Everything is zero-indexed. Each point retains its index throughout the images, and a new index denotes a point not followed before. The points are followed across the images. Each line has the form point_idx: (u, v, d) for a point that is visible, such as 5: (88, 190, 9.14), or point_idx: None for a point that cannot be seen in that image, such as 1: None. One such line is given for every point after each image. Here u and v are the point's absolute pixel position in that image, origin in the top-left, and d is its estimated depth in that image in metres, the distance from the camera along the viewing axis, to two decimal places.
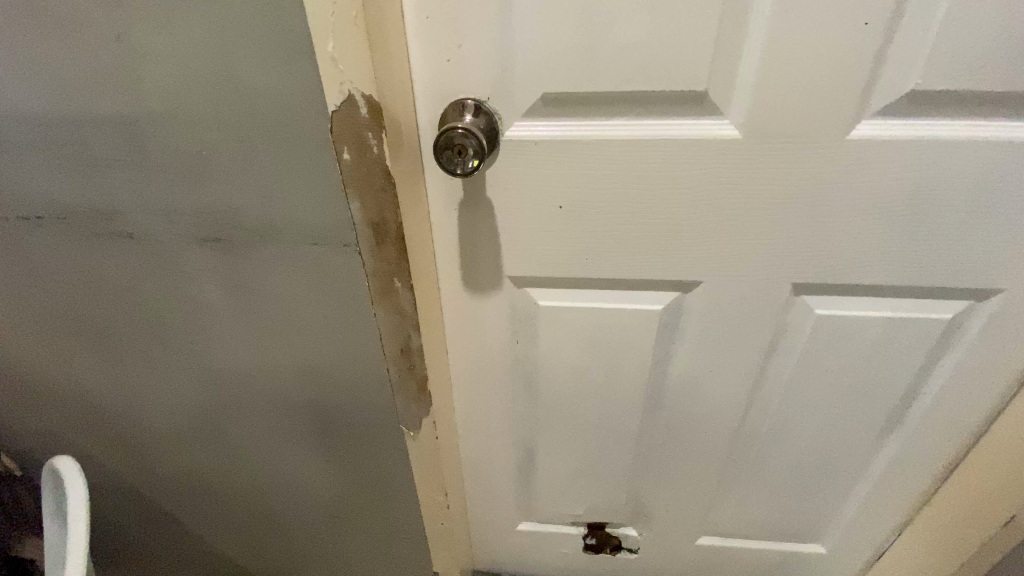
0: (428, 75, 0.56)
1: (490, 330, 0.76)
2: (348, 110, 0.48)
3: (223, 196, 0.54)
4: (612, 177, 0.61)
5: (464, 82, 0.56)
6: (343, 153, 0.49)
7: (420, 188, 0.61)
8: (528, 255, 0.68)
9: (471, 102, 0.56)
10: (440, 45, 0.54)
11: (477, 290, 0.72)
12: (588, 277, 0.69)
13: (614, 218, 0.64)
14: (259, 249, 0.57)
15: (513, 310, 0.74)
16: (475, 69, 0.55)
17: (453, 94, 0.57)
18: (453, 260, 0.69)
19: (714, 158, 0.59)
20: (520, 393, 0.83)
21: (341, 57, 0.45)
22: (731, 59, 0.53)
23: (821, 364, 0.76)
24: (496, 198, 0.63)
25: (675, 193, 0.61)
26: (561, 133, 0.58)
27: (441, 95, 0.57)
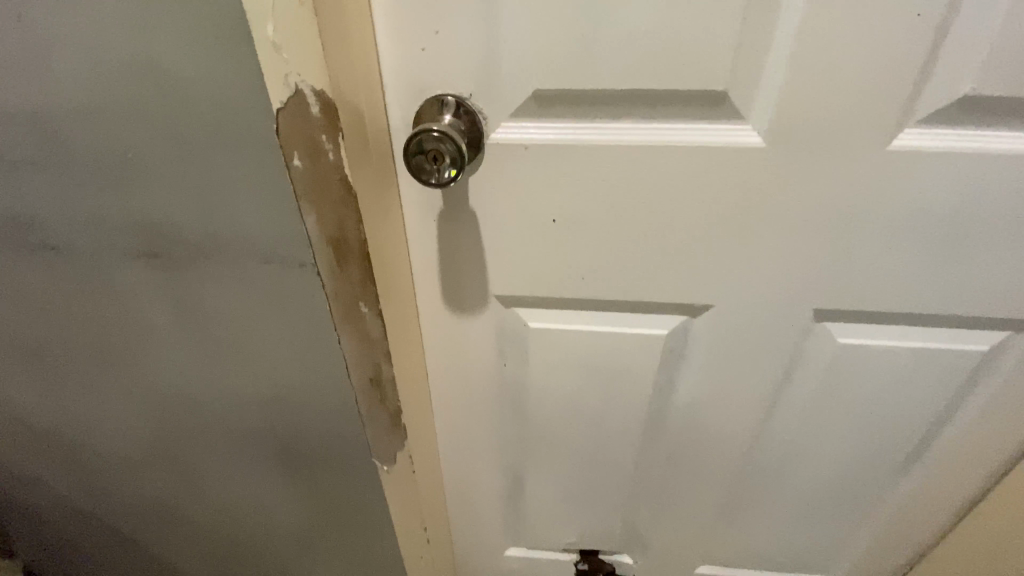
0: (399, 67, 0.48)
1: (475, 353, 0.68)
2: (297, 108, 0.40)
3: (158, 206, 0.46)
4: (613, 188, 0.53)
5: (441, 76, 0.48)
6: (293, 159, 0.41)
7: (392, 197, 0.53)
8: (516, 273, 0.60)
9: (451, 100, 0.48)
10: (414, 33, 0.46)
11: (459, 310, 0.64)
12: (583, 298, 0.62)
13: (615, 234, 0.56)
14: (201, 267, 0.49)
15: (499, 333, 0.66)
16: (456, 61, 0.47)
17: (430, 90, 0.49)
18: (432, 277, 0.61)
19: (731, 169, 0.51)
20: (507, 420, 0.75)
21: (285, 44, 0.37)
22: (754, 55, 0.45)
23: (839, 395, 0.68)
24: (480, 210, 0.55)
25: (684, 208, 0.54)
26: (556, 137, 0.50)
27: (416, 90, 0.49)
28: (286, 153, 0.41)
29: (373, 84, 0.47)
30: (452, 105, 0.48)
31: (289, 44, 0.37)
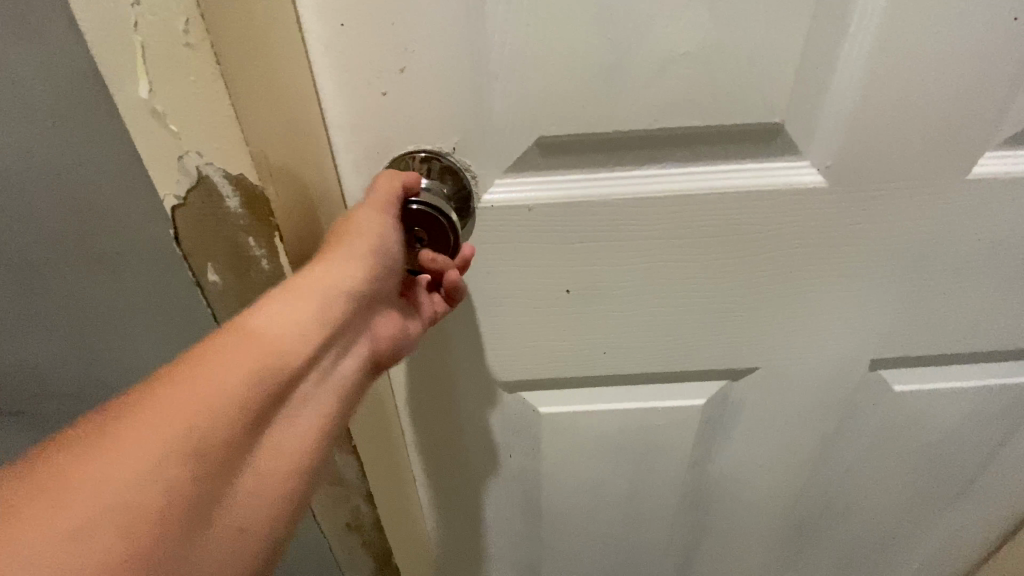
0: (353, 119, 0.35)
1: (474, 450, 0.55)
2: (208, 205, 0.29)
3: (25, 338, 0.37)
4: (642, 247, 0.42)
5: (413, 126, 0.35)
6: (209, 272, 0.32)
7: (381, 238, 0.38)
8: (522, 356, 0.48)
9: (425, 156, 0.36)
10: (373, 72, 0.33)
11: (452, 405, 0.51)
12: (606, 375, 0.50)
13: (643, 299, 0.45)
14: (92, 395, 0.41)
15: (504, 422, 0.54)
16: (431, 105, 0.35)
17: (401, 145, 0.36)
18: (417, 369, 0.48)
19: (784, 214, 0.41)
20: (516, 514, 0.63)
21: (175, 106, 0.26)
22: (818, 76, 0.35)
23: (897, 446, 0.60)
24: (475, 287, 0.43)
25: (727, 263, 0.44)
26: (570, 192, 0.39)
27: (381, 146, 0.36)
28: (199, 259, 0.32)
29: (320, 147, 0.34)
30: (433, 167, 0.37)
31: (173, 102, 0.26)
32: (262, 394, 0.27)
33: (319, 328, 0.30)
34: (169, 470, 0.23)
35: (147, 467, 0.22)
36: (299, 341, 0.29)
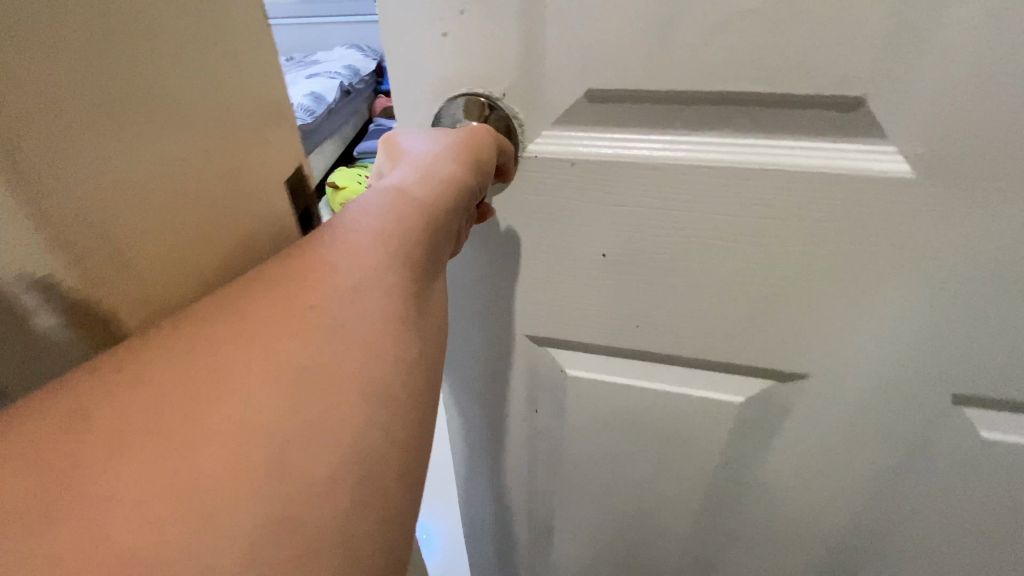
0: (413, 58, 0.37)
1: (503, 398, 0.58)
2: (178, 266, 0.23)
3: None
4: (687, 220, 0.40)
5: (467, 70, 0.37)
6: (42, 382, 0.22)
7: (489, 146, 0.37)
8: (554, 314, 0.49)
9: (479, 99, 0.38)
10: (434, 11, 0.35)
11: (486, 351, 0.54)
12: (638, 349, 0.49)
13: (684, 275, 0.43)
14: None
15: (533, 376, 0.55)
16: (485, 49, 0.36)
17: (455, 86, 0.38)
18: (455, 311, 0.52)
19: (853, 203, 0.37)
20: (537, 471, 0.64)
21: None
22: (917, 47, 0.30)
23: (990, 513, 0.50)
24: (513, 238, 0.44)
25: (781, 252, 0.40)
26: (616, 151, 0.38)
27: (438, 85, 0.38)
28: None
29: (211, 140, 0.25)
30: (482, 106, 0.38)
31: None
32: (412, 235, 0.29)
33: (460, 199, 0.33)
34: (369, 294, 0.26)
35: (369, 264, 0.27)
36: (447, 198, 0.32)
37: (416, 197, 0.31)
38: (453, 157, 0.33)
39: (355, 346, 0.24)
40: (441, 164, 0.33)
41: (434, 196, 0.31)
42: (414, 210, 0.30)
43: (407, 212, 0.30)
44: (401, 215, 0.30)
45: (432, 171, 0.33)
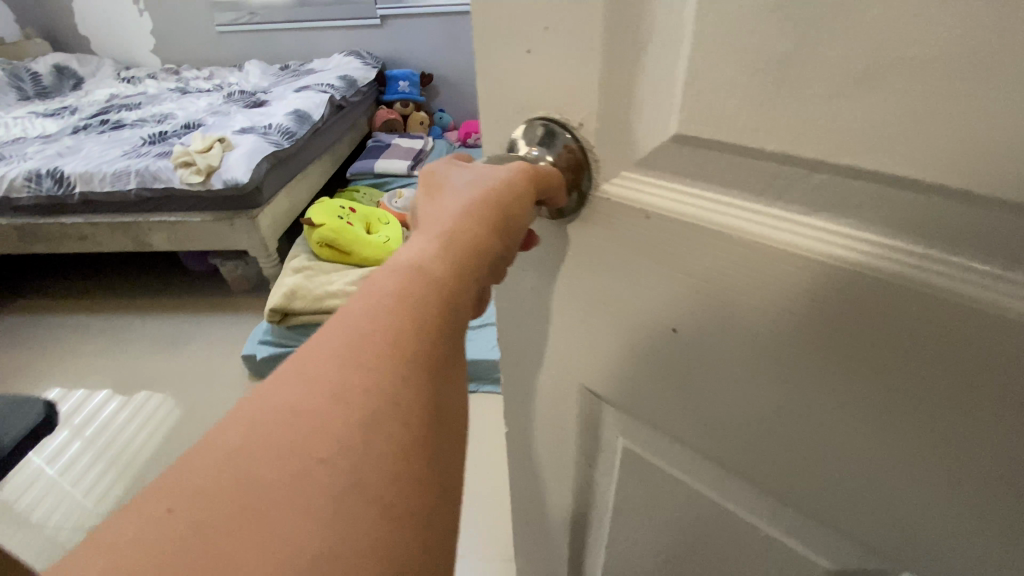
0: (511, 75, 0.39)
1: (558, 422, 0.57)
2: None
3: None
4: (778, 325, 0.34)
5: (555, 93, 0.38)
6: None
7: (520, 201, 0.37)
8: (619, 366, 0.46)
9: (564, 126, 0.38)
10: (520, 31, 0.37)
11: (550, 371, 0.54)
12: (694, 444, 0.44)
13: (766, 386, 0.37)
14: None
15: (589, 414, 0.54)
16: (574, 76, 0.36)
17: (534, 108, 0.39)
18: (526, 324, 0.53)
19: (987, 366, 0.27)
20: (579, 507, 0.63)
21: None
22: None
23: None
24: (587, 272, 0.44)
25: (874, 399, 0.32)
26: (706, 213, 0.34)
27: (518, 103, 0.40)
28: None
29: None
30: (556, 131, 0.38)
31: None
32: (412, 332, 0.30)
33: (472, 275, 0.34)
34: (357, 434, 0.27)
35: (360, 392, 0.28)
36: (456, 279, 0.33)
37: (425, 282, 0.32)
38: (474, 218, 0.35)
39: (329, 434, 0.27)
40: (456, 224, 0.35)
41: (449, 265, 0.33)
42: (415, 300, 0.31)
43: (412, 300, 0.31)
44: (402, 307, 0.31)
45: (445, 231, 0.34)
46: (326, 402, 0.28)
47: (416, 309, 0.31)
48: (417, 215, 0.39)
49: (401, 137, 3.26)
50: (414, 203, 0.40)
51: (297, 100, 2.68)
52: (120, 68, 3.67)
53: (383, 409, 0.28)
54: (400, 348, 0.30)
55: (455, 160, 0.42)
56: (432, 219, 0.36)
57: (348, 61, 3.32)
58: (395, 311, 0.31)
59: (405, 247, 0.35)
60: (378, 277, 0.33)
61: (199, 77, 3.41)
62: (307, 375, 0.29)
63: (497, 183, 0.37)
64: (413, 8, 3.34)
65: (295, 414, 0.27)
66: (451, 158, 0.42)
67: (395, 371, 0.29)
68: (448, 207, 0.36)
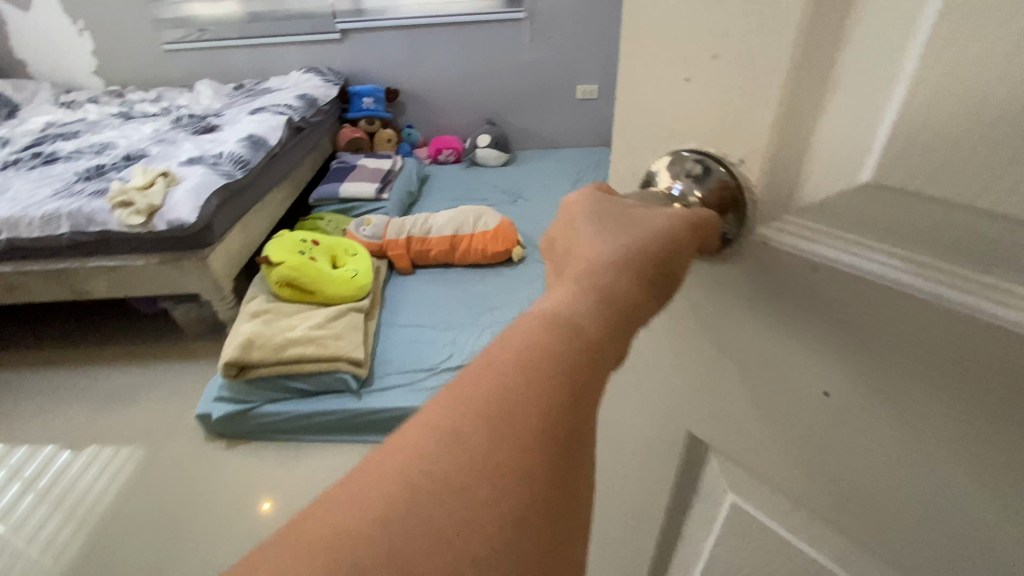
0: (664, 98, 0.41)
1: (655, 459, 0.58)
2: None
3: None
4: (943, 400, 0.32)
5: (714, 117, 0.38)
6: None
7: (665, 235, 0.35)
8: (742, 417, 0.45)
9: (717, 160, 0.39)
10: (681, 59, 0.38)
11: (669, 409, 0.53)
12: (811, 505, 0.43)
13: (925, 455, 0.34)
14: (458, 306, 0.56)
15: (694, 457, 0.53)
16: (741, 109, 0.36)
17: (686, 137, 0.40)
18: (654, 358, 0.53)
19: None
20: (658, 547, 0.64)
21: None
22: None
23: None
24: (724, 308, 0.43)
25: (993, 439, 0.30)
26: (870, 268, 0.33)
27: (667, 130, 0.41)
28: None
29: None
30: (711, 167, 0.39)
31: None
32: (537, 387, 0.28)
33: (606, 323, 0.31)
34: (474, 485, 0.25)
35: (484, 438, 0.26)
36: (591, 325, 0.30)
37: (560, 328, 0.30)
38: (611, 258, 0.33)
39: (447, 477, 0.25)
40: (598, 279, 0.33)
41: (579, 310, 0.31)
42: (545, 348, 0.29)
43: (543, 347, 0.29)
44: (534, 356, 0.29)
45: (592, 282, 0.32)
46: (466, 442, 0.26)
47: (548, 363, 0.28)
48: (558, 262, 0.37)
49: (368, 158, 3.12)
50: (552, 239, 0.39)
51: (250, 124, 2.50)
52: (61, 92, 3.42)
53: (500, 465, 0.26)
54: (529, 400, 0.27)
55: (590, 195, 0.40)
56: (576, 266, 0.34)
57: (309, 78, 3.14)
58: (529, 352, 0.29)
59: (550, 295, 0.33)
60: (522, 330, 0.31)
61: (144, 100, 3.17)
62: (455, 409, 0.27)
63: (646, 236, 0.35)
64: (374, 22, 3.20)
65: (432, 446, 0.26)
66: (591, 190, 0.41)
67: (518, 422, 0.27)
68: (596, 255, 0.34)
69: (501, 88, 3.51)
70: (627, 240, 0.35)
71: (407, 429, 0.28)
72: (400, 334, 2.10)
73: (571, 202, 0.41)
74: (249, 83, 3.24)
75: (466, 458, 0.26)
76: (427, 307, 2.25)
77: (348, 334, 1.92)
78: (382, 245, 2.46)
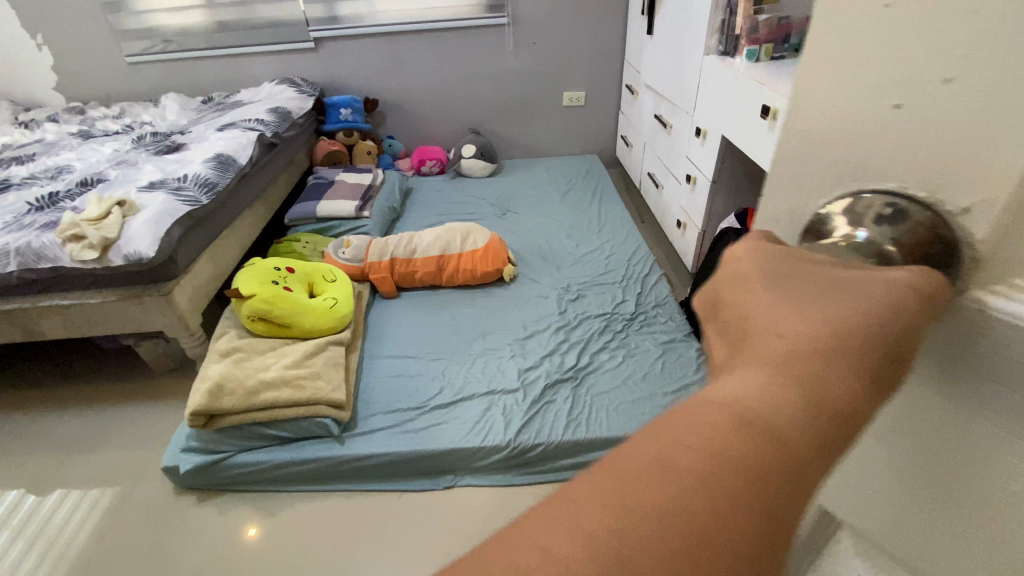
0: (854, 144, 0.36)
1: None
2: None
3: None
4: None
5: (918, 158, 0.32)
6: None
7: (886, 303, 0.27)
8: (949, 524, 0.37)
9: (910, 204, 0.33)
10: (892, 83, 0.32)
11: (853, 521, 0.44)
12: None
13: None
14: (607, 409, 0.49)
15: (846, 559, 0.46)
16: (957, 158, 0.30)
17: (883, 177, 0.34)
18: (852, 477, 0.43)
19: None
20: None
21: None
22: None
23: None
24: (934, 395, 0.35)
25: None
26: None
27: (851, 168, 0.36)
28: None
29: None
30: (908, 211, 0.33)
31: None
32: (732, 451, 0.21)
33: (819, 402, 0.23)
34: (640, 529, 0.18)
35: (667, 479, 0.20)
36: (797, 397, 0.23)
37: (761, 394, 0.23)
38: (813, 323, 0.26)
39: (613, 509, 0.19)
40: (812, 365, 0.25)
41: (774, 375, 0.24)
42: (743, 408, 0.22)
43: (745, 407, 0.23)
44: (732, 412, 0.22)
45: (794, 353, 0.25)
46: (644, 479, 0.20)
47: (751, 424, 0.22)
48: (723, 325, 0.30)
49: (347, 172, 2.96)
50: (719, 300, 0.31)
51: (218, 142, 2.34)
52: (16, 110, 3.21)
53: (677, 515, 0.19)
54: (728, 459, 0.21)
55: (759, 248, 0.33)
56: (768, 325, 0.28)
57: (282, 89, 2.97)
58: (724, 406, 0.23)
59: (739, 368, 0.25)
60: (734, 402, 0.23)
61: (105, 117, 2.98)
62: (637, 456, 0.21)
63: (863, 305, 0.27)
64: (349, 30, 3.05)
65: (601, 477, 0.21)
66: (754, 244, 0.34)
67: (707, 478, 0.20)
68: (798, 334, 0.26)
69: (484, 95, 3.37)
70: (832, 313, 0.27)
71: (582, 477, 0.21)
72: (386, 367, 1.95)
73: (736, 255, 0.33)
74: (217, 96, 3.05)
75: (643, 538, 0.18)
76: (413, 335, 2.10)
77: (328, 371, 1.76)
78: (362, 269, 2.30)
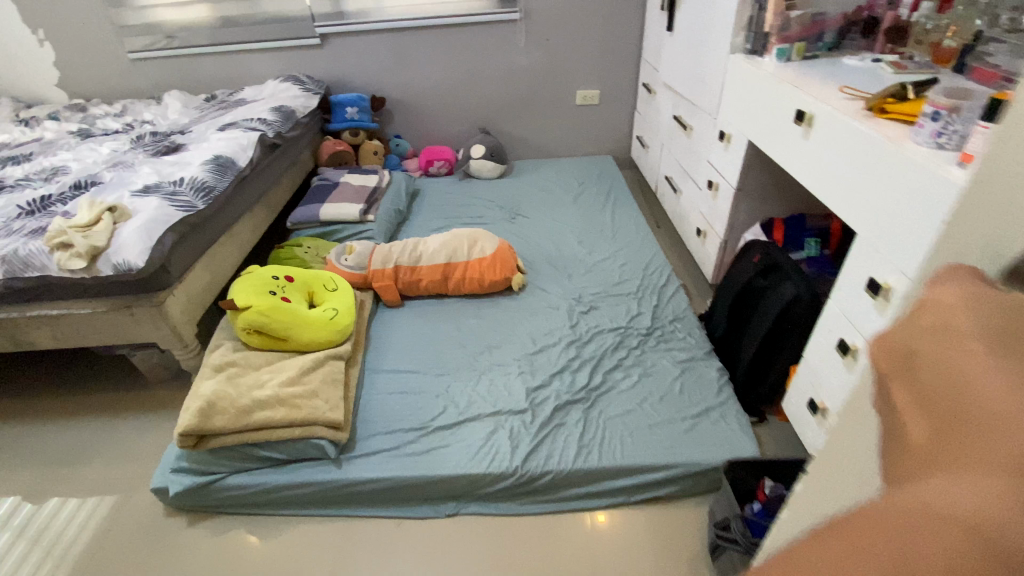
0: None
1: None
2: None
3: None
4: None
5: None
6: None
7: None
8: None
9: None
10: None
11: None
12: None
13: None
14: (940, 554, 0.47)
15: None
16: None
17: None
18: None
19: None
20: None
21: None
22: None
23: None
24: None
25: None
26: None
27: None
28: None
29: None
30: None
31: None
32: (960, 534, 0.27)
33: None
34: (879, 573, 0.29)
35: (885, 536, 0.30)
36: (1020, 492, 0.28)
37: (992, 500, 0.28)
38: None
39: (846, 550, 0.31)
40: None
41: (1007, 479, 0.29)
42: (980, 514, 0.28)
43: (979, 510, 0.28)
44: (968, 498, 0.29)
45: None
46: (877, 532, 0.30)
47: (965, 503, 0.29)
48: (927, 384, 0.35)
49: (352, 174, 2.86)
50: (913, 351, 0.37)
51: (217, 142, 2.24)
52: (19, 106, 3.15)
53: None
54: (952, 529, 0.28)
55: (972, 298, 0.36)
56: (1000, 420, 0.31)
57: (287, 87, 2.87)
58: (961, 499, 0.29)
59: (971, 474, 0.30)
60: (976, 508, 0.28)
61: (107, 114, 2.92)
62: (883, 528, 0.30)
63: None
64: (356, 26, 2.94)
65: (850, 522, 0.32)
66: (962, 288, 0.38)
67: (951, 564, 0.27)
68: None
69: (494, 93, 3.25)
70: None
71: (826, 542, 0.32)
72: (388, 384, 1.85)
73: (947, 301, 0.37)
74: (221, 94, 2.97)
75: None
76: (416, 349, 1.99)
77: (325, 390, 1.67)
78: (365, 277, 2.20)
